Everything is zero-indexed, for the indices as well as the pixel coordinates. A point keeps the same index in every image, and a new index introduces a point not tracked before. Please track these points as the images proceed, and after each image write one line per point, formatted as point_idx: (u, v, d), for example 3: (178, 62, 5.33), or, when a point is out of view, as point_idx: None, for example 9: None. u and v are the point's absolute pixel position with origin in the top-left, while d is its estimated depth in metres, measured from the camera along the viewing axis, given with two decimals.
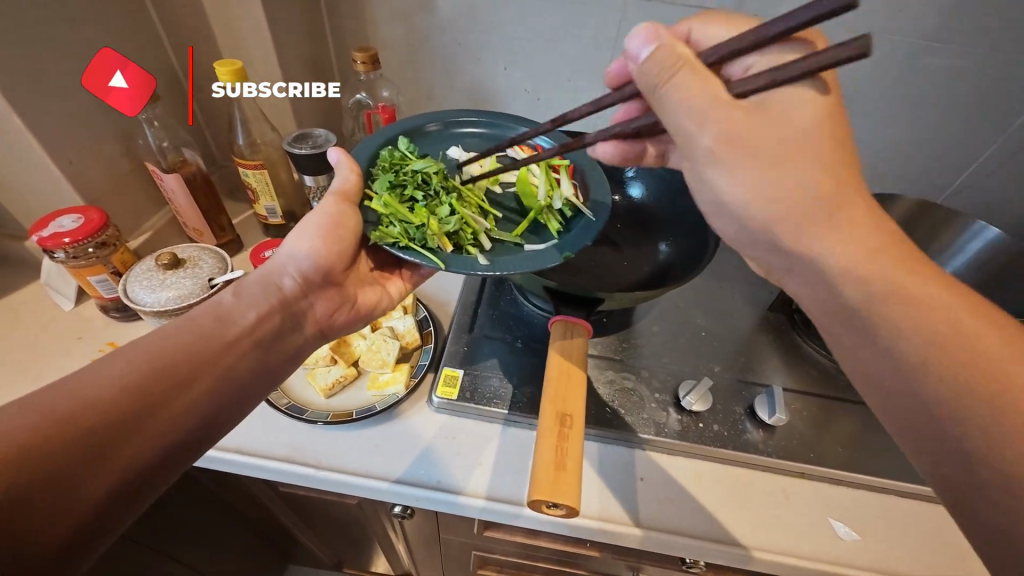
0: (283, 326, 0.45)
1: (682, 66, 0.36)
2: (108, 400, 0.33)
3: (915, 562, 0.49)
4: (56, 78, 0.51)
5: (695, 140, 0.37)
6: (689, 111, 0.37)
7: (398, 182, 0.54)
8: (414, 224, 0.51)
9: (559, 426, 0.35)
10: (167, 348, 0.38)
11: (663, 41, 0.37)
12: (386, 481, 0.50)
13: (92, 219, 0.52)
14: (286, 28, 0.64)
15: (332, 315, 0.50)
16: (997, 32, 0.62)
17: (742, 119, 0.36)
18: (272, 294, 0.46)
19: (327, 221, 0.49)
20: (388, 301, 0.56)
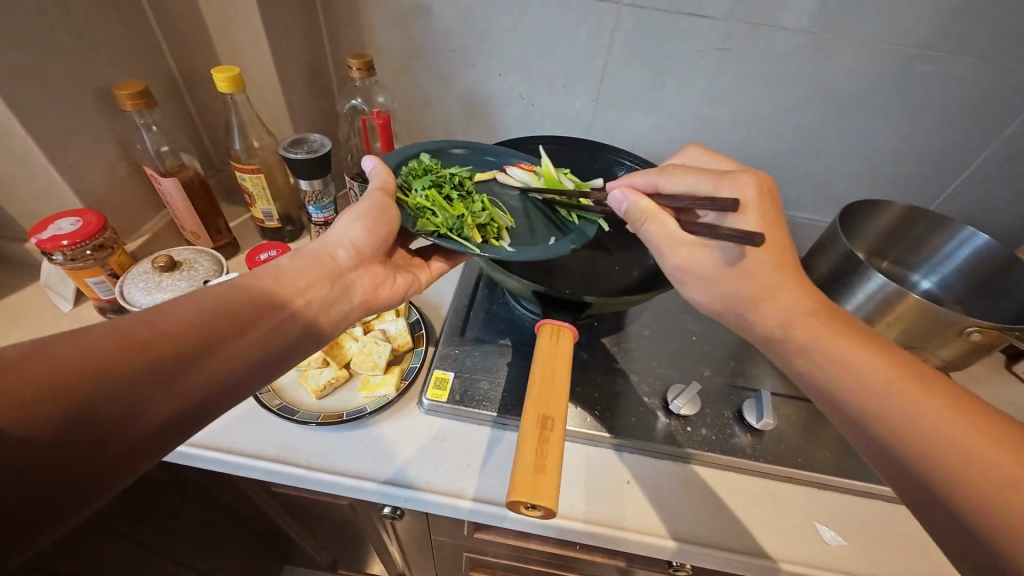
0: (332, 293, 0.48)
1: (647, 218, 0.45)
2: (180, 332, 0.36)
3: (902, 568, 0.50)
4: (56, 84, 0.52)
5: (664, 265, 0.46)
6: (658, 250, 0.45)
7: (437, 182, 0.58)
8: (452, 215, 0.55)
9: (540, 427, 0.36)
10: (230, 296, 0.41)
11: (632, 199, 0.46)
12: (375, 481, 0.50)
13: (90, 222, 0.53)
14: (283, 35, 0.65)
15: (377, 290, 0.53)
16: (986, 40, 0.62)
17: (700, 258, 0.44)
18: (327, 262, 0.49)
19: (373, 208, 0.50)
20: (420, 284, 0.59)
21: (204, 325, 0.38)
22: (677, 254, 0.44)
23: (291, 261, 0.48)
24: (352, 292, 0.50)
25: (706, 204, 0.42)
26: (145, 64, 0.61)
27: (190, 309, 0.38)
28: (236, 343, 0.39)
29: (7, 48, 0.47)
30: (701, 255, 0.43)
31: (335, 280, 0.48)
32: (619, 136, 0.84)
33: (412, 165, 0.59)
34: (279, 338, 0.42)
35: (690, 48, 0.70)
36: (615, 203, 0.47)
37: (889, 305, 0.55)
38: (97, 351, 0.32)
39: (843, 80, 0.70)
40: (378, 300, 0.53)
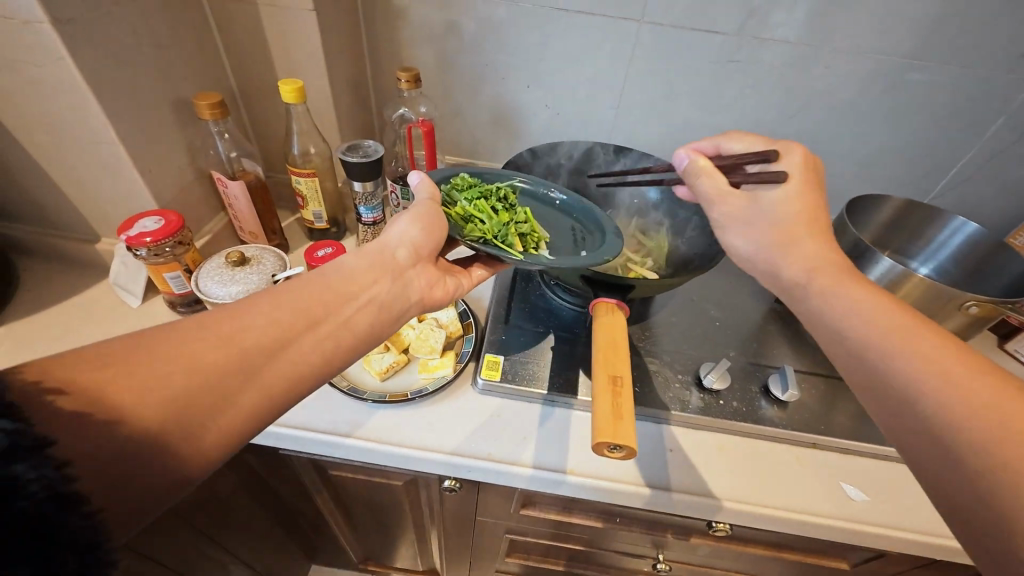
0: (393, 291, 0.50)
1: (702, 173, 0.48)
2: (254, 331, 0.39)
3: (919, 520, 0.55)
4: (141, 95, 0.57)
5: (711, 218, 0.49)
6: (707, 201, 0.49)
7: (484, 194, 0.63)
8: (498, 223, 0.60)
9: (612, 388, 0.40)
10: (297, 293, 0.43)
11: (691, 156, 0.50)
12: (441, 453, 0.55)
13: (171, 221, 0.58)
14: (335, 51, 0.71)
15: (432, 288, 0.55)
16: (965, 51, 0.71)
17: (744, 206, 0.47)
18: (386, 261, 0.50)
19: (421, 211, 0.54)
20: (467, 286, 0.60)
21: (274, 326, 0.41)
22: (727, 204, 0.47)
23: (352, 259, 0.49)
24: (410, 289, 0.52)
25: (750, 157, 0.48)
26: (212, 78, 0.66)
27: (259, 311, 0.40)
28: (301, 340, 0.41)
29: (106, 62, 0.52)
30: (746, 206, 0.47)
31: (395, 277, 0.50)
32: (637, 142, 0.90)
33: (457, 179, 0.65)
34: (343, 336, 0.44)
35: (703, 61, 0.77)
36: (677, 160, 0.51)
37: (897, 285, 0.61)
38: (184, 351, 0.36)
39: (842, 87, 0.77)
40: (432, 300, 0.55)
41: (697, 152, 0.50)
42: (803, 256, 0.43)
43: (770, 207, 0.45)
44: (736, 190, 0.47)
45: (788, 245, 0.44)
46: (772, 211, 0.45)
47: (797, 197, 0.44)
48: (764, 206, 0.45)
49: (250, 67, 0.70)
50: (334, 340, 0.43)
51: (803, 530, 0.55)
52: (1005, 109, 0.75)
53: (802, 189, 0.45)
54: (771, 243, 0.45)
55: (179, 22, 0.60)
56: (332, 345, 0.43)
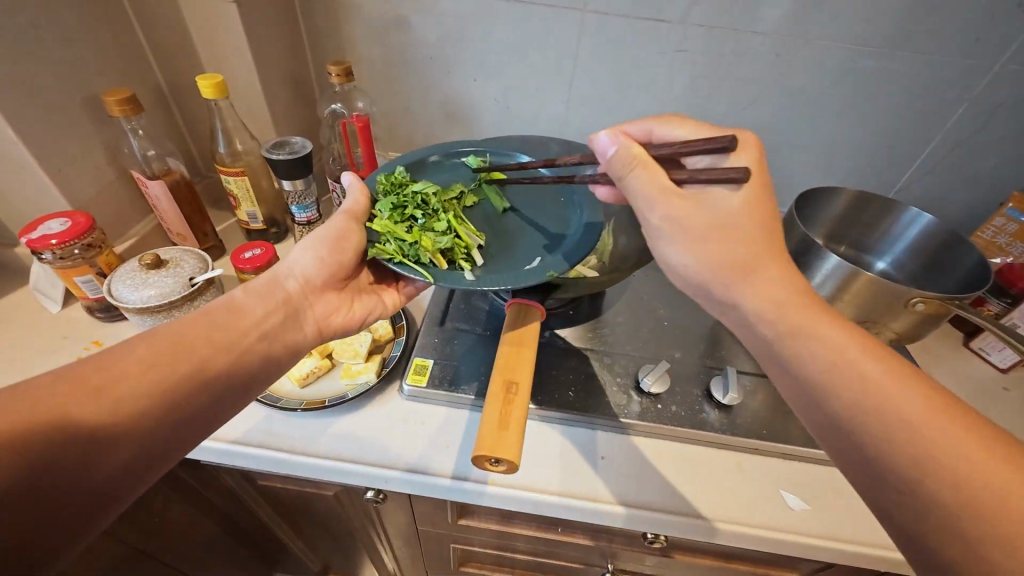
0: (287, 321, 0.50)
1: (637, 163, 0.42)
2: (138, 375, 0.39)
3: (862, 530, 0.52)
4: (47, 92, 0.54)
5: (648, 219, 0.43)
6: (646, 201, 0.42)
7: (400, 204, 0.57)
8: (408, 241, 0.54)
9: (504, 392, 0.38)
10: (189, 333, 0.43)
11: (623, 142, 0.43)
12: (356, 464, 0.52)
13: (79, 222, 0.55)
14: (266, 46, 0.69)
15: (331, 316, 0.54)
16: (921, 37, 0.67)
17: (687, 207, 0.41)
18: (279, 292, 0.51)
19: (330, 234, 0.54)
20: (382, 309, 0.60)
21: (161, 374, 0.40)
22: (665, 205, 0.41)
23: (245, 292, 0.50)
24: (303, 318, 0.52)
25: (699, 147, 0.42)
26: (134, 75, 0.64)
27: (144, 355, 0.40)
28: (191, 382, 0.41)
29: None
30: (694, 208, 0.41)
31: (289, 308, 0.51)
32: (591, 137, 0.88)
33: (383, 180, 0.59)
34: (236, 374, 0.45)
35: (650, 51, 0.75)
36: (603, 148, 0.45)
37: (845, 282, 0.58)
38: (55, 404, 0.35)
39: (794, 77, 0.74)
40: (330, 327, 0.54)
41: (627, 138, 0.44)
42: (724, 253, 0.40)
43: (715, 215, 0.40)
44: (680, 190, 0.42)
45: (709, 245, 0.41)
46: (719, 219, 0.40)
47: (749, 198, 0.40)
48: (686, 214, 0.41)
49: (178, 63, 0.68)
50: (227, 378, 0.44)
51: (740, 542, 0.52)
52: (966, 96, 0.72)
53: (758, 190, 0.40)
54: (687, 245, 0.41)
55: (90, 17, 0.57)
56: (226, 381, 0.44)
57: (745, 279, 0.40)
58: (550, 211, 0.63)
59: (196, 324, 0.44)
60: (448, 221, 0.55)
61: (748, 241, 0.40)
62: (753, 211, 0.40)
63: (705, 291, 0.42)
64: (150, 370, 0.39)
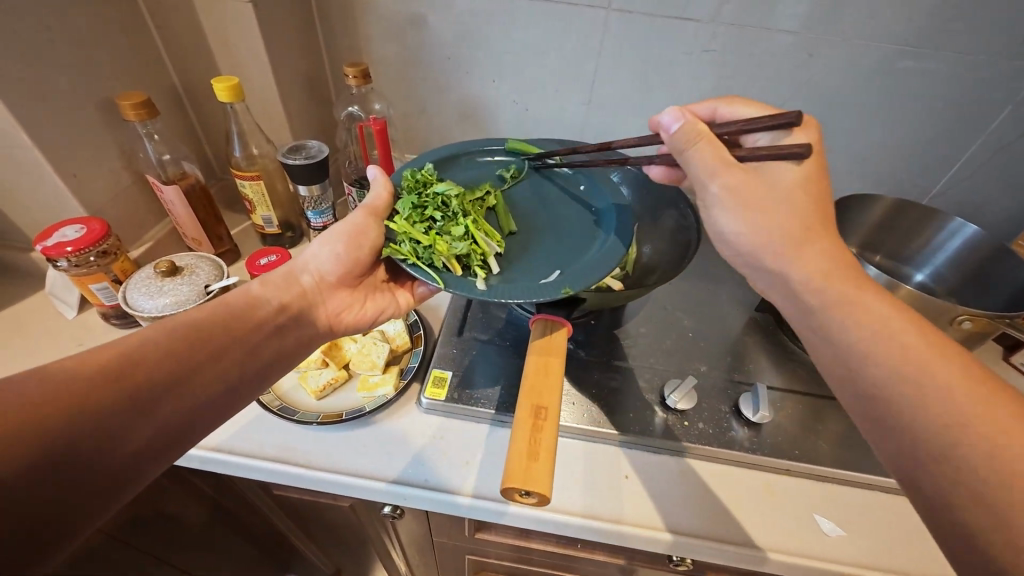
0: (300, 314, 0.50)
1: (702, 139, 0.42)
2: (152, 362, 0.38)
3: (902, 559, 0.50)
4: (62, 97, 0.53)
5: (706, 188, 0.43)
6: (706, 175, 0.42)
7: (420, 204, 0.54)
8: (423, 244, 0.51)
9: (532, 418, 0.37)
10: (203, 322, 0.43)
11: (687, 119, 0.43)
12: (376, 480, 0.50)
13: (94, 229, 0.54)
14: (282, 46, 0.67)
15: (343, 312, 0.53)
16: (967, 37, 0.64)
17: (744, 179, 0.42)
18: (293, 287, 0.51)
19: (348, 231, 0.52)
20: (395, 309, 0.58)
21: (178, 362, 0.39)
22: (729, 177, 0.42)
23: (262, 284, 0.50)
24: (315, 314, 0.51)
25: (761, 125, 0.42)
26: (149, 77, 0.63)
27: (158, 342, 0.39)
28: (206, 370, 0.40)
29: (14, 63, 0.48)
30: (749, 180, 0.42)
31: (303, 302, 0.50)
32: (612, 139, 0.85)
33: (408, 176, 0.56)
34: (250, 365, 0.44)
35: (676, 51, 0.72)
36: (665, 125, 0.44)
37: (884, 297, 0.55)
38: (71, 384, 0.33)
39: (828, 78, 0.71)
40: (341, 324, 0.53)
41: (689, 113, 0.43)
42: (777, 220, 0.41)
43: (780, 186, 0.41)
44: (739, 162, 0.42)
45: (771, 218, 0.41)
46: (777, 188, 0.42)
47: (805, 171, 0.42)
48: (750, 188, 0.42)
49: (192, 65, 0.67)
50: (240, 369, 0.43)
51: (771, 569, 0.50)
52: (1012, 99, 0.68)
53: (816, 165, 0.42)
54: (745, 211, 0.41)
55: (106, 18, 0.56)
56: (238, 373, 0.43)
57: (818, 253, 0.40)
58: (578, 220, 0.59)
59: (217, 312, 0.44)
60: (467, 224, 0.52)
61: (800, 212, 0.41)
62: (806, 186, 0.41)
63: (751, 261, 0.43)
64: (167, 356, 0.39)
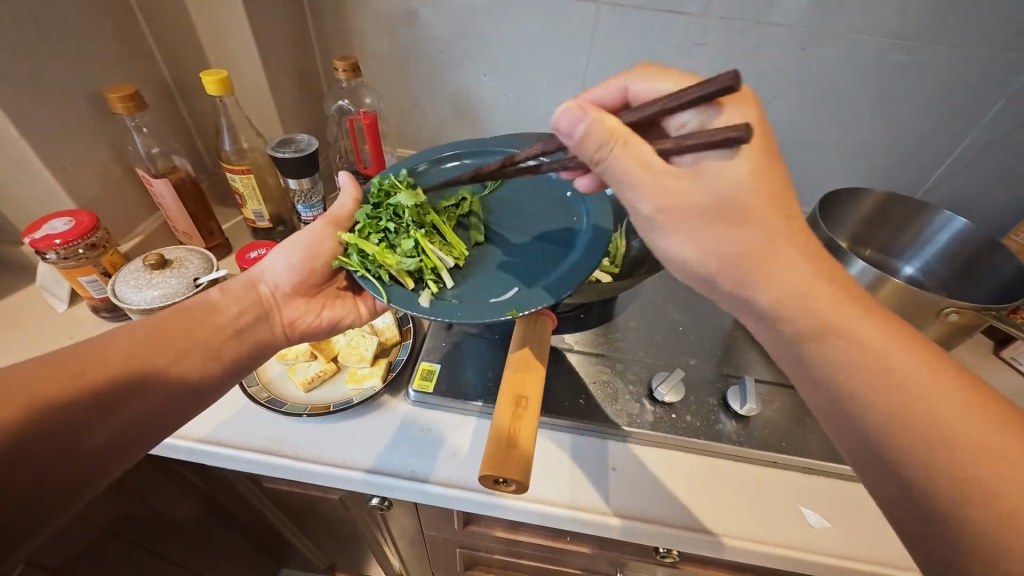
0: (258, 321, 0.50)
1: (617, 141, 0.36)
2: (110, 365, 0.38)
3: (887, 550, 0.50)
4: (51, 90, 0.54)
5: (637, 209, 0.38)
6: (632, 182, 0.37)
7: (375, 215, 0.52)
8: (373, 257, 0.49)
9: (514, 406, 0.37)
10: (163, 326, 0.43)
11: (594, 117, 0.36)
12: (361, 471, 0.51)
13: (82, 222, 0.54)
14: (273, 39, 0.67)
15: (299, 320, 0.53)
16: (959, 29, 0.64)
17: (682, 189, 0.36)
18: (251, 294, 0.50)
19: (306, 239, 0.52)
20: (357, 318, 0.57)
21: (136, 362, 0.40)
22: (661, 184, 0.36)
23: (220, 292, 0.50)
24: (272, 322, 0.51)
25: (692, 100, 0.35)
26: (139, 71, 0.63)
27: (117, 345, 0.40)
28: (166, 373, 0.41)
29: (3, 55, 0.49)
30: (689, 184, 0.36)
31: (262, 309, 0.50)
32: None
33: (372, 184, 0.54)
34: (211, 367, 0.44)
35: (668, 45, 0.72)
36: (570, 124, 0.37)
37: (873, 290, 0.55)
38: (27, 388, 0.34)
39: (820, 71, 0.71)
40: (296, 333, 0.52)
41: (589, 104, 0.37)
42: (737, 238, 0.36)
43: (713, 183, 0.35)
44: (664, 164, 0.36)
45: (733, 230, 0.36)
46: (715, 195, 0.35)
47: (748, 162, 0.35)
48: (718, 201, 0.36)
49: (183, 58, 0.67)
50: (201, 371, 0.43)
51: (757, 560, 0.50)
52: (1004, 92, 0.68)
53: (757, 154, 0.35)
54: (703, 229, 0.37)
55: (95, 12, 0.56)
56: (200, 375, 0.43)
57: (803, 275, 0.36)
58: (548, 227, 0.57)
59: (171, 319, 0.44)
60: (418, 236, 0.50)
61: (749, 212, 0.35)
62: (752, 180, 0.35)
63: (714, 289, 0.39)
64: (125, 358, 0.39)
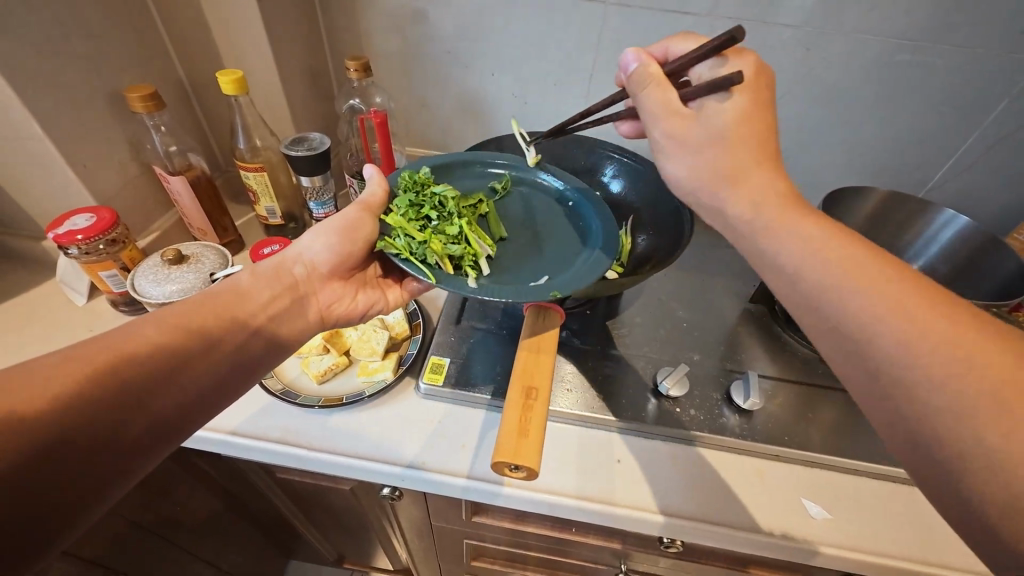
0: (289, 308, 0.50)
1: (651, 81, 0.42)
2: (142, 357, 0.38)
3: (887, 541, 0.51)
4: (74, 89, 0.55)
5: (651, 139, 0.43)
6: (653, 118, 0.42)
7: (416, 203, 0.55)
8: (417, 240, 0.51)
9: (523, 401, 0.38)
10: (195, 313, 0.43)
11: (642, 59, 0.42)
12: (375, 461, 0.52)
13: (103, 218, 0.56)
14: (285, 40, 0.69)
15: (333, 305, 0.54)
16: (962, 30, 0.64)
17: (686, 124, 0.41)
18: (283, 279, 0.51)
19: (342, 224, 0.53)
20: (384, 306, 0.59)
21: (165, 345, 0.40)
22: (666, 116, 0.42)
23: (251, 276, 0.50)
24: (305, 306, 0.52)
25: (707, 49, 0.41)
26: (156, 70, 0.64)
27: (149, 334, 0.40)
28: (197, 364, 0.41)
29: (28, 55, 0.50)
30: (690, 125, 0.41)
31: (293, 294, 0.51)
32: (610, 132, 0.86)
33: (406, 177, 0.57)
34: (241, 357, 0.45)
35: (673, 45, 0.73)
36: (624, 63, 0.43)
37: None
38: (59, 382, 0.34)
39: (825, 72, 0.71)
40: (330, 318, 0.54)
41: (649, 55, 0.43)
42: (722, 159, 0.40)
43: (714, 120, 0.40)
44: (683, 107, 0.41)
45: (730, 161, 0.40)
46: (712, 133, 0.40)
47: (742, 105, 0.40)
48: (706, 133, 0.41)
49: (198, 58, 0.68)
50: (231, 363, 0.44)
51: (757, 550, 0.51)
52: (1007, 92, 0.69)
53: (749, 102, 0.40)
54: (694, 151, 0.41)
55: (114, 13, 0.58)
56: (230, 365, 0.44)
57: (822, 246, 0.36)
58: (564, 226, 0.59)
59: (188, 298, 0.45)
60: (462, 223, 0.53)
61: (739, 147, 0.40)
62: (749, 118, 0.39)
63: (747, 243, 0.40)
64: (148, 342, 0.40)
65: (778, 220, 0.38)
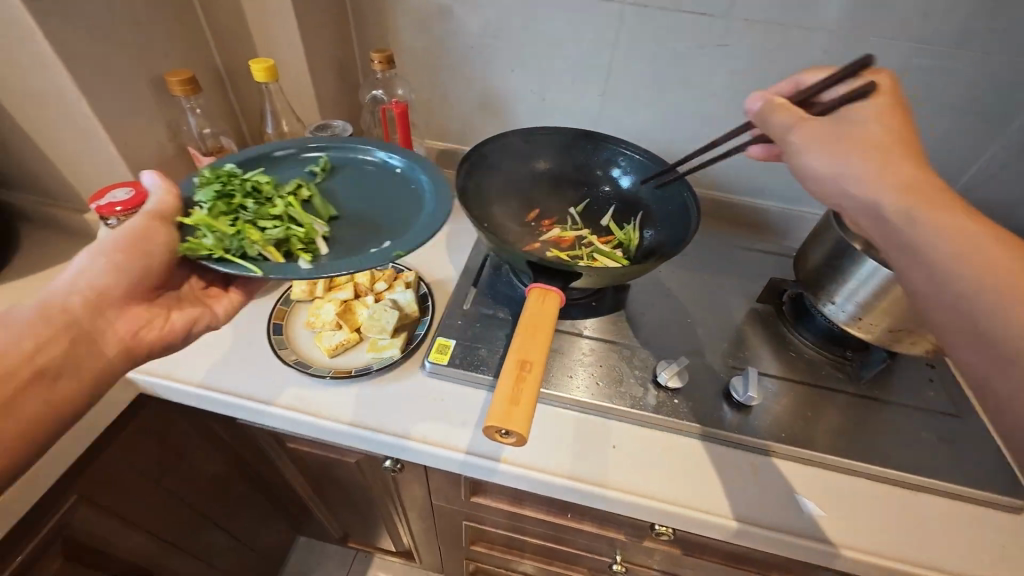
0: (80, 341, 0.46)
1: (778, 107, 0.47)
2: None
3: (880, 541, 0.51)
4: (121, 73, 0.60)
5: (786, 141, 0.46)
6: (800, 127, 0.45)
7: (224, 192, 0.54)
8: (229, 233, 0.50)
9: (517, 372, 0.40)
10: None
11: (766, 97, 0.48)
12: (378, 432, 0.54)
13: (140, 192, 0.60)
14: (315, 32, 0.72)
15: (140, 332, 0.50)
16: (986, 35, 0.63)
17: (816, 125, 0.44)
18: (57, 315, 0.45)
19: (124, 239, 0.48)
20: (213, 318, 0.56)
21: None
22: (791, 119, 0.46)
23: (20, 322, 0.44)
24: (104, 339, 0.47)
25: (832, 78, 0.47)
26: (195, 58, 0.69)
27: None
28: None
29: (83, 39, 0.55)
30: (828, 126, 0.44)
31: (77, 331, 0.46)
32: (626, 131, 0.87)
33: (205, 174, 0.55)
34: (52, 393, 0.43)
35: (691, 45, 0.74)
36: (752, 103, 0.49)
37: (883, 291, 0.56)
38: None
39: None
40: (137, 349, 0.49)
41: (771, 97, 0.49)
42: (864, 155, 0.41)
43: (850, 124, 0.43)
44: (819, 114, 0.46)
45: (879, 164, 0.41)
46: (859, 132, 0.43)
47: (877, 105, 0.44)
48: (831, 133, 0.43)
49: (233, 48, 0.72)
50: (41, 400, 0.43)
51: (748, 541, 0.52)
52: None
53: (885, 100, 0.44)
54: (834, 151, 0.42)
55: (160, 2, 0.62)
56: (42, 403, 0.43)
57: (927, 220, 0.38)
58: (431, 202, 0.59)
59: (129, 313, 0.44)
60: (284, 209, 0.54)
61: (878, 135, 0.42)
62: (883, 117, 0.43)
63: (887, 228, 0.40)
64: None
65: (927, 212, 0.38)
